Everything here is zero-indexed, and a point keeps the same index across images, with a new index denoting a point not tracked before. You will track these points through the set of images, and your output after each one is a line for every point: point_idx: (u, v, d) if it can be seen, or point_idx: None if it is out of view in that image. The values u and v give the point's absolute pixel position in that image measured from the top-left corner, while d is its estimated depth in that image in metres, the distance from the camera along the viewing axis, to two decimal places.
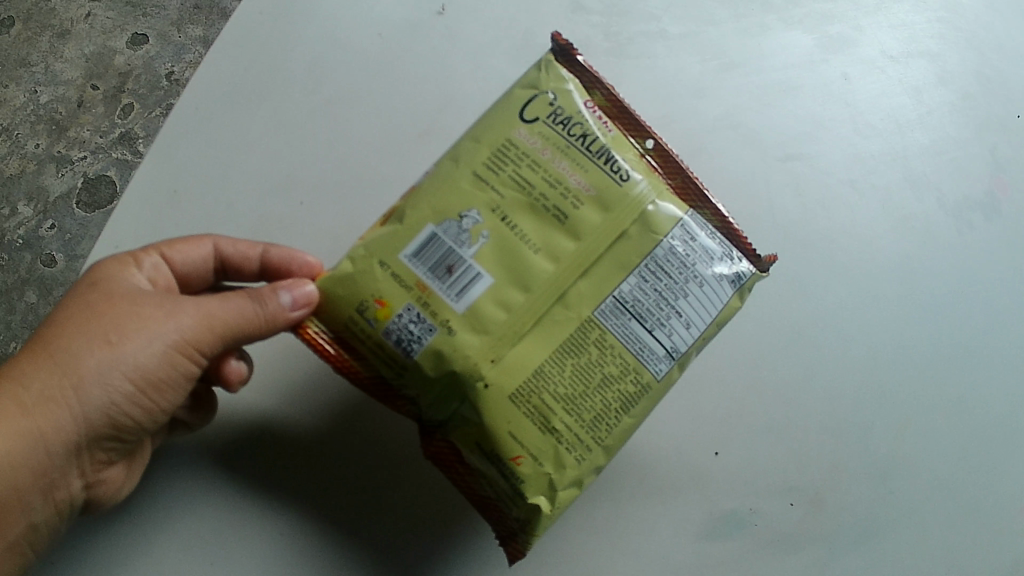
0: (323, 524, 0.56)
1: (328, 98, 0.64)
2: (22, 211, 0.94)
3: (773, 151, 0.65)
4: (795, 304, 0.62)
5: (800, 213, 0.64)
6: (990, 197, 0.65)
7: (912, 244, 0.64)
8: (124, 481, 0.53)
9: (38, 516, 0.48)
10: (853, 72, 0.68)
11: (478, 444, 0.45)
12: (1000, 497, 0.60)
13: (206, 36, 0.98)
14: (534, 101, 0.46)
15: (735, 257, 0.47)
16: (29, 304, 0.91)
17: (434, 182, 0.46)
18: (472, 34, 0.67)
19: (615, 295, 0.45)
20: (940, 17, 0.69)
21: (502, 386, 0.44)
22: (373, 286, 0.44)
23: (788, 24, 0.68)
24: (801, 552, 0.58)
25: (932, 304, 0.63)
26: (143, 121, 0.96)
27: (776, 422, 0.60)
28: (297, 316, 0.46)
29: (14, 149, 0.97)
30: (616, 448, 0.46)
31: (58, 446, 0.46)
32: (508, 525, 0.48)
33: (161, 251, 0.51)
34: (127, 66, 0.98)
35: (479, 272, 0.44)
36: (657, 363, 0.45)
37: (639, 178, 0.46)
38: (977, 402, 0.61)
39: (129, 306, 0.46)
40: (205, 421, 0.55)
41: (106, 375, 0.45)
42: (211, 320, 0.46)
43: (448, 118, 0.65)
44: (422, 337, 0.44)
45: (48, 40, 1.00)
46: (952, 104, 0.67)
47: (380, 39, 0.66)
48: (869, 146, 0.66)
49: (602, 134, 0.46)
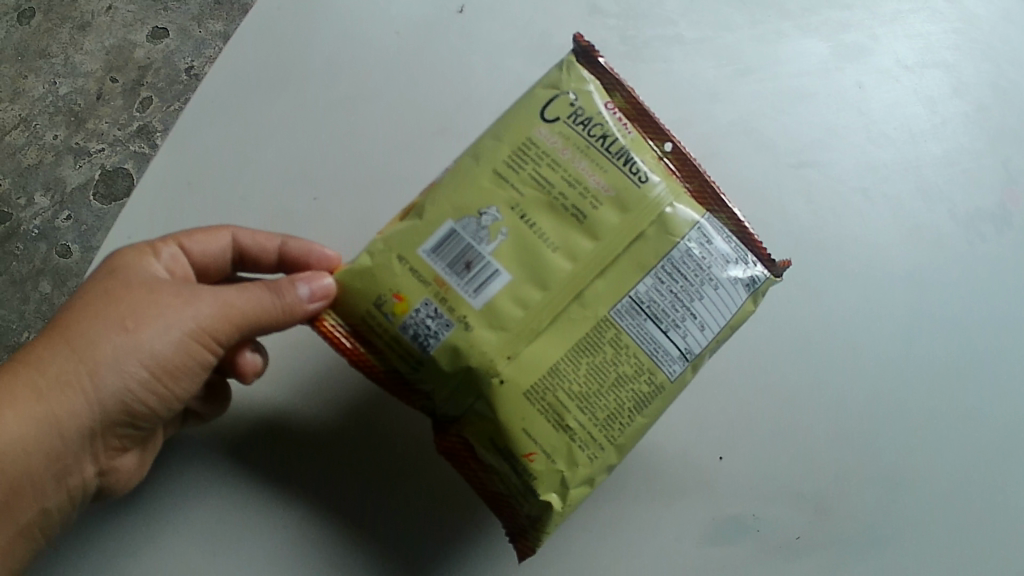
0: (331, 518, 0.56)
1: (346, 93, 0.65)
2: (38, 201, 0.95)
3: (785, 158, 0.66)
4: (804, 310, 0.63)
5: (812, 220, 0.64)
6: (1002, 209, 0.65)
7: (923, 254, 0.64)
8: (136, 470, 0.53)
9: (52, 501, 0.48)
10: (868, 81, 0.68)
11: (491, 440, 0.46)
12: (1006, 509, 0.60)
13: (227, 31, 0.99)
14: (555, 101, 0.46)
15: (750, 261, 0.47)
16: (44, 295, 0.92)
17: (454, 177, 0.46)
18: (490, 34, 0.67)
19: (631, 296, 0.45)
20: (957, 28, 0.69)
21: (517, 383, 0.44)
22: (392, 281, 0.45)
23: (804, 32, 0.68)
24: (803, 559, 0.58)
25: (942, 314, 0.63)
26: (162, 115, 0.97)
27: (782, 428, 0.60)
28: (314, 308, 0.46)
29: (31, 139, 0.97)
30: (628, 447, 0.47)
31: (72, 432, 0.46)
32: (519, 522, 0.48)
33: (180, 241, 0.51)
34: (147, 59, 0.99)
35: (497, 269, 0.45)
36: (671, 364, 0.46)
37: (657, 180, 0.46)
38: (986, 412, 0.61)
39: (147, 294, 0.46)
40: (218, 412, 0.55)
41: (122, 361, 0.45)
42: (229, 309, 0.47)
43: (465, 116, 0.66)
44: (438, 331, 0.44)
45: (70, 32, 1.01)
46: (966, 115, 0.67)
47: (398, 37, 0.66)
48: (882, 156, 0.66)
49: (622, 135, 0.46)
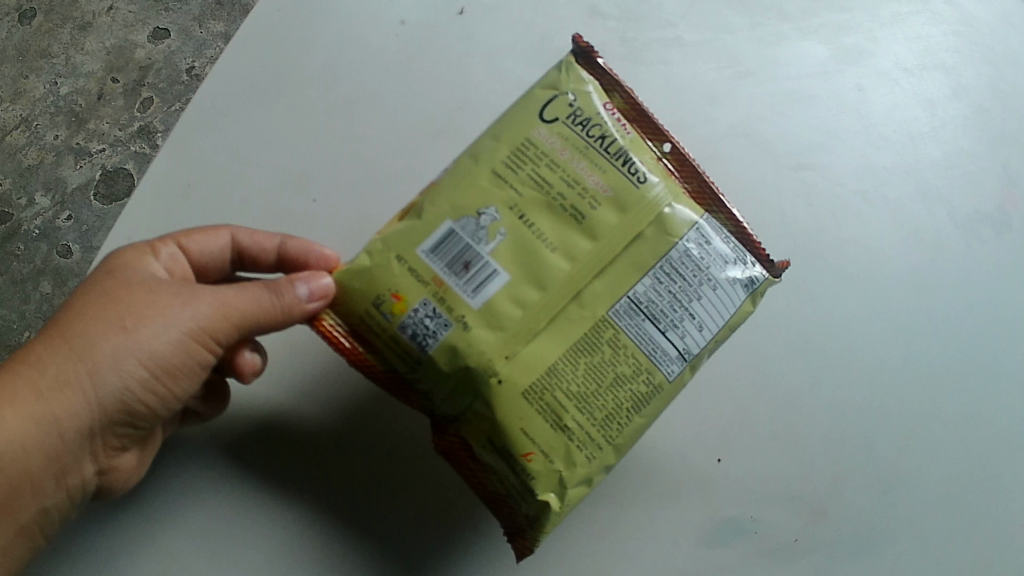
0: (329, 518, 0.56)
1: (346, 94, 0.65)
2: (39, 202, 0.95)
3: (785, 160, 0.66)
4: (803, 312, 0.63)
5: (811, 222, 0.64)
6: (1001, 211, 0.65)
7: (922, 256, 0.64)
8: (135, 469, 0.53)
9: (50, 500, 0.48)
10: (868, 83, 0.68)
11: (490, 440, 0.46)
12: (1004, 511, 0.60)
13: (228, 32, 0.99)
14: (554, 102, 0.46)
15: (748, 262, 0.47)
16: (44, 295, 0.93)
17: (453, 178, 0.46)
18: (490, 35, 0.67)
19: (630, 296, 0.45)
20: (956, 31, 0.69)
21: (516, 383, 0.44)
22: (390, 281, 0.45)
23: (804, 34, 0.69)
24: (801, 561, 0.58)
25: (941, 317, 0.63)
26: (163, 115, 0.97)
27: (781, 430, 0.60)
28: (313, 308, 0.46)
29: (32, 139, 0.98)
30: (626, 447, 0.47)
31: (71, 431, 0.46)
32: (517, 522, 0.48)
33: (179, 241, 0.52)
34: (148, 59, 0.99)
35: (496, 269, 0.45)
36: (669, 365, 0.46)
37: (656, 181, 0.46)
38: (985, 414, 0.61)
39: (147, 294, 0.47)
40: (217, 412, 0.55)
41: (121, 361, 0.45)
42: (228, 309, 0.47)
43: (465, 117, 0.66)
44: (437, 331, 0.44)
45: (71, 32, 1.01)
46: (966, 118, 0.67)
47: (399, 38, 0.66)
48: (882, 158, 0.66)
49: (621, 135, 0.47)
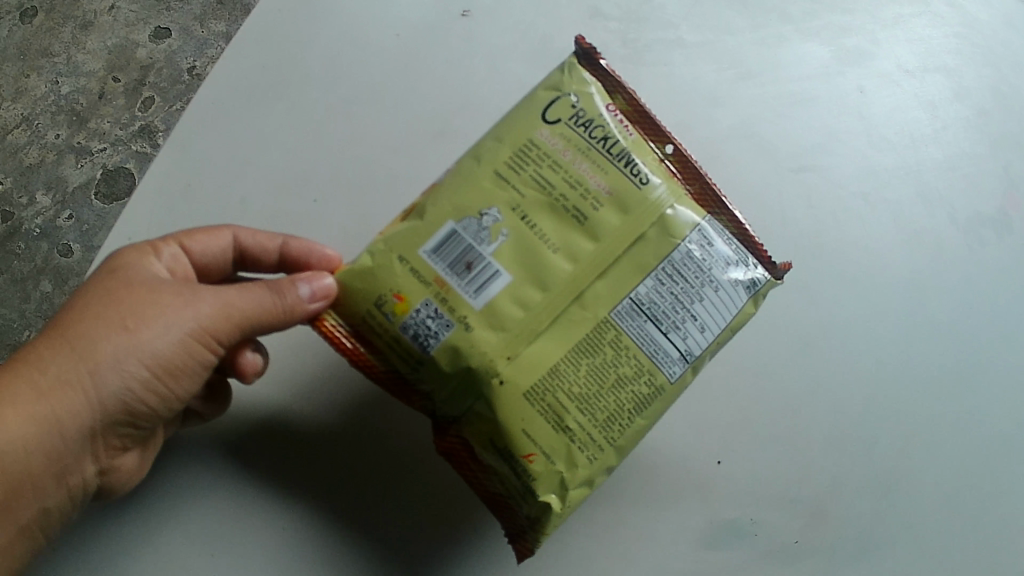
0: (329, 518, 0.56)
1: (347, 94, 0.65)
2: (40, 201, 0.95)
3: (786, 161, 0.66)
4: (804, 314, 0.63)
5: (812, 224, 0.64)
6: (1002, 213, 0.65)
7: (923, 258, 0.64)
8: (136, 469, 0.53)
9: (52, 500, 0.48)
10: (869, 85, 0.68)
11: (491, 441, 0.46)
12: (1004, 513, 0.60)
13: (229, 31, 0.99)
14: (556, 103, 0.46)
15: (751, 264, 0.47)
16: (45, 294, 0.93)
17: (456, 178, 0.46)
18: (492, 36, 0.67)
19: (632, 297, 0.45)
20: (958, 33, 0.69)
21: (517, 383, 0.44)
22: (392, 281, 0.45)
23: (805, 36, 0.69)
24: (801, 562, 0.58)
25: (942, 319, 0.63)
26: (164, 114, 0.97)
27: (782, 432, 0.60)
28: (315, 308, 0.46)
29: (33, 139, 0.98)
30: (627, 449, 0.47)
31: (72, 431, 0.46)
32: (518, 523, 0.48)
33: (181, 241, 0.52)
34: (149, 58, 0.99)
35: (498, 270, 0.45)
36: (671, 366, 0.46)
37: (658, 182, 0.46)
38: (985, 416, 0.61)
39: (148, 294, 0.46)
40: (218, 412, 0.55)
41: (122, 361, 0.45)
42: (230, 309, 0.47)
43: (466, 118, 0.66)
44: (439, 332, 0.44)
45: (72, 31, 1.01)
46: (967, 120, 0.67)
47: (400, 39, 0.66)
48: (883, 160, 0.66)
49: (623, 137, 0.47)
